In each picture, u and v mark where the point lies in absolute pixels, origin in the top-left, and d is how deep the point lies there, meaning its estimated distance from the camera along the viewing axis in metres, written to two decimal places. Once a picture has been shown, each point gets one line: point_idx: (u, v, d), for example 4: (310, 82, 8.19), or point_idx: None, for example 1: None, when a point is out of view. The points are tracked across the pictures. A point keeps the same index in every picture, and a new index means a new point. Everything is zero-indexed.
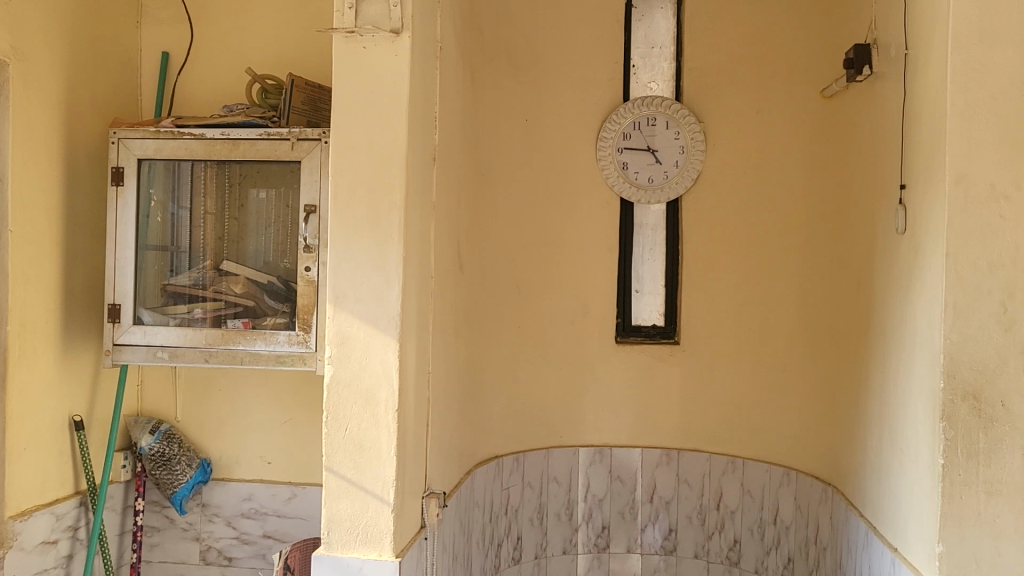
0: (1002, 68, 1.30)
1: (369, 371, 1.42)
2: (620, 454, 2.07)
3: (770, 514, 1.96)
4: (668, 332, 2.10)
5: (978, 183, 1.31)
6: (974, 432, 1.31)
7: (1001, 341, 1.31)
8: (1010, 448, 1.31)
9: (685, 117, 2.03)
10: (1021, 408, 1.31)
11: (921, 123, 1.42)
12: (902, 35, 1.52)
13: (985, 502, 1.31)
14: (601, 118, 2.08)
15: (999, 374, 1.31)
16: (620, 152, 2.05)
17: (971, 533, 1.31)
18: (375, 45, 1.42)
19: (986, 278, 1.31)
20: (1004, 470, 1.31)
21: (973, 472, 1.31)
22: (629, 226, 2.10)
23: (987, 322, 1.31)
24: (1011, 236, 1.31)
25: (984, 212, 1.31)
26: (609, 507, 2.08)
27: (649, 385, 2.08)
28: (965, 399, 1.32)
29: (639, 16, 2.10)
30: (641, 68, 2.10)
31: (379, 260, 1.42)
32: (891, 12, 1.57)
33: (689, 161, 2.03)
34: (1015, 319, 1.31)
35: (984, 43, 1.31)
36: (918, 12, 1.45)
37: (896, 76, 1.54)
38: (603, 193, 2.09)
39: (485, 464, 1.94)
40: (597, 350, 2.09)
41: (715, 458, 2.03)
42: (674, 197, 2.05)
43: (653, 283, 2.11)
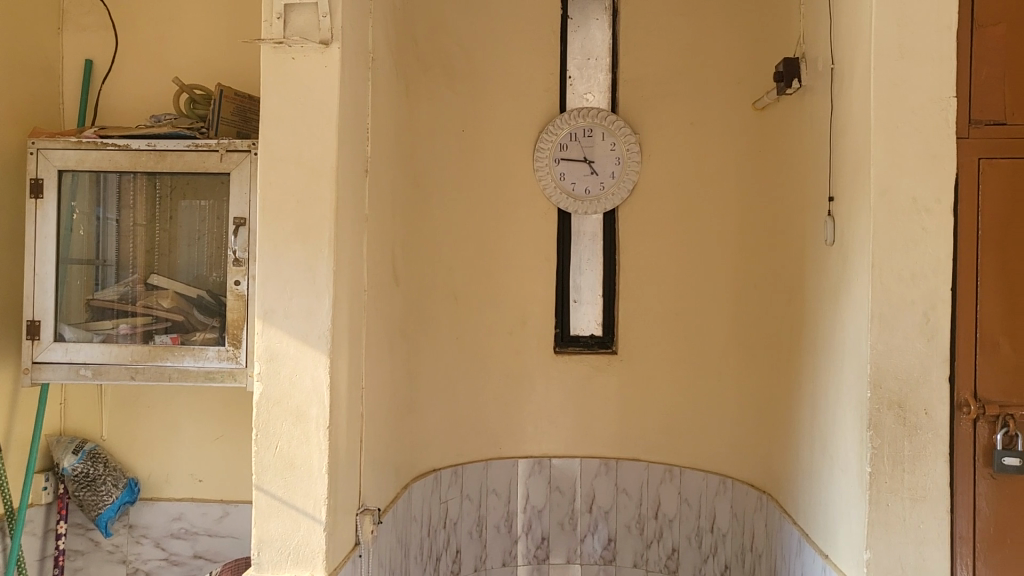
0: (923, 85, 1.34)
1: (300, 388, 1.40)
2: (559, 464, 2.07)
3: (707, 522, 1.98)
4: (606, 341, 2.11)
5: (901, 196, 1.34)
6: (899, 440, 1.34)
7: (924, 351, 1.34)
8: (934, 455, 1.34)
9: (621, 128, 2.04)
10: (944, 416, 1.34)
11: (847, 137, 1.45)
12: (828, 50, 1.55)
13: (910, 508, 1.34)
14: (538, 128, 2.08)
15: (923, 383, 1.34)
16: (557, 162, 2.06)
17: (896, 538, 1.34)
18: (305, 55, 1.40)
19: (909, 289, 1.34)
20: (929, 477, 1.34)
21: (899, 479, 1.34)
22: (567, 234, 2.11)
23: (911, 332, 1.34)
24: (933, 248, 1.34)
25: (906, 225, 1.34)
26: (548, 517, 2.08)
27: (587, 396, 2.08)
28: (890, 408, 1.34)
29: (575, 26, 2.11)
30: (578, 79, 2.11)
31: (310, 274, 1.40)
32: (817, 27, 1.60)
33: (625, 173, 2.05)
34: (937, 329, 1.33)
35: (905, 60, 1.34)
36: (844, 28, 1.48)
37: (823, 90, 1.57)
38: (540, 204, 2.08)
39: (422, 478, 1.92)
40: (535, 360, 2.09)
41: (652, 466, 2.04)
42: (611, 208, 2.06)
43: (592, 293, 2.12)
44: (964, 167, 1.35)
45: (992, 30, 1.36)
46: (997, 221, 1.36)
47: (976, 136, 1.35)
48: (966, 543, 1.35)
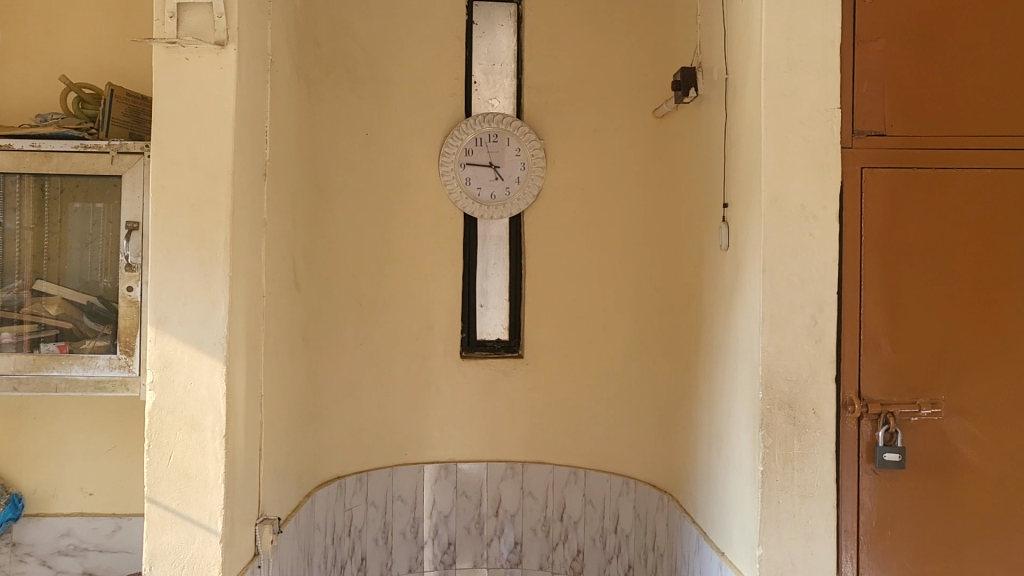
0: (810, 96, 1.39)
1: (194, 397, 1.36)
2: (465, 469, 2.07)
3: (611, 523, 2.02)
4: (513, 345, 2.12)
5: (790, 203, 1.38)
6: (789, 439, 1.39)
7: (812, 352, 1.39)
8: (822, 453, 1.39)
9: (526, 134, 2.06)
10: (831, 415, 1.39)
11: (740, 146, 1.50)
12: (722, 61, 1.60)
13: (799, 505, 1.39)
14: (443, 133, 2.08)
15: (811, 384, 1.39)
16: (462, 167, 2.06)
17: (787, 534, 1.38)
18: (198, 56, 1.37)
19: (798, 293, 1.38)
20: (816, 474, 1.39)
21: (789, 477, 1.39)
22: (473, 239, 2.11)
23: (800, 335, 1.38)
24: (820, 254, 1.39)
25: (796, 231, 1.39)
26: (454, 522, 2.07)
27: (493, 400, 2.09)
28: (780, 409, 1.39)
29: (480, 32, 2.12)
30: (483, 85, 2.12)
31: (204, 280, 1.36)
32: (712, 38, 1.65)
33: (530, 178, 2.06)
34: (824, 331, 1.39)
35: (792, 72, 1.39)
36: (736, 40, 1.53)
37: (718, 99, 1.62)
38: (446, 209, 2.08)
39: (326, 486, 1.90)
40: (442, 365, 2.08)
41: (557, 469, 2.07)
42: (516, 213, 2.08)
43: (498, 298, 2.12)
44: (848, 176, 1.41)
45: (872, 45, 1.42)
46: (879, 228, 1.42)
47: (859, 146, 1.42)
48: (850, 536, 1.41)
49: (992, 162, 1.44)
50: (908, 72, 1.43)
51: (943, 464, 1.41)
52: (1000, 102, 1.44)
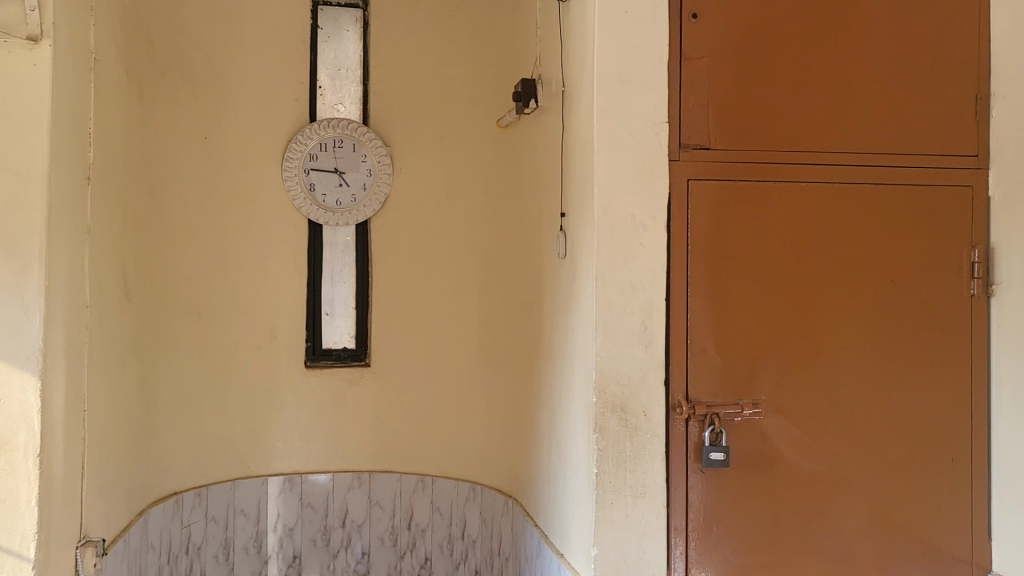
0: (639, 110, 1.44)
1: (4, 415, 1.27)
2: (311, 480, 2.03)
3: (458, 529, 2.05)
4: (359, 354, 2.08)
5: (620, 213, 1.43)
6: (622, 441, 1.43)
7: (642, 357, 1.44)
8: (652, 454, 1.44)
9: (372, 140, 2.05)
10: (660, 417, 1.45)
11: (575, 156, 1.54)
12: (560, 72, 1.64)
13: (632, 505, 1.43)
14: (286, 138, 2.03)
15: (642, 388, 1.44)
16: (307, 173, 2.02)
17: (620, 534, 1.43)
18: (8, 51, 1.28)
19: (629, 299, 1.43)
20: (647, 474, 1.44)
21: (621, 478, 1.43)
22: (318, 245, 2.05)
23: (631, 340, 1.43)
24: (650, 262, 1.44)
25: (627, 240, 1.44)
26: (300, 535, 2.03)
27: (339, 409, 2.06)
28: (613, 412, 1.43)
29: (326, 37, 2.07)
30: (328, 89, 2.07)
31: (15, 290, 1.27)
32: (551, 51, 1.69)
33: (376, 185, 2.05)
34: (653, 337, 1.44)
35: (623, 86, 1.44)
36: (572, 53, 1.57)
37: (556, 110, 1.66)
38: (289, 215, 2.04)
39: (160, 504, 1.84)
40: (285, 374, 2.03)
41: (405, 477, 2.06)
42: (363, 220, 2.05)
43: (344, 306, 2.07)
44: (675, 188, 1.47)
45: (698, 62, 1.48)
46: (705, 237, 1.48)
47: (685, 159, 1.47)
48: (680, 534, 1.46)
49: (809, 176, 1.51)
50: (733, 88, 1.49)
51: (765, 462, 1.49)
52: (818, 118, 1.52)
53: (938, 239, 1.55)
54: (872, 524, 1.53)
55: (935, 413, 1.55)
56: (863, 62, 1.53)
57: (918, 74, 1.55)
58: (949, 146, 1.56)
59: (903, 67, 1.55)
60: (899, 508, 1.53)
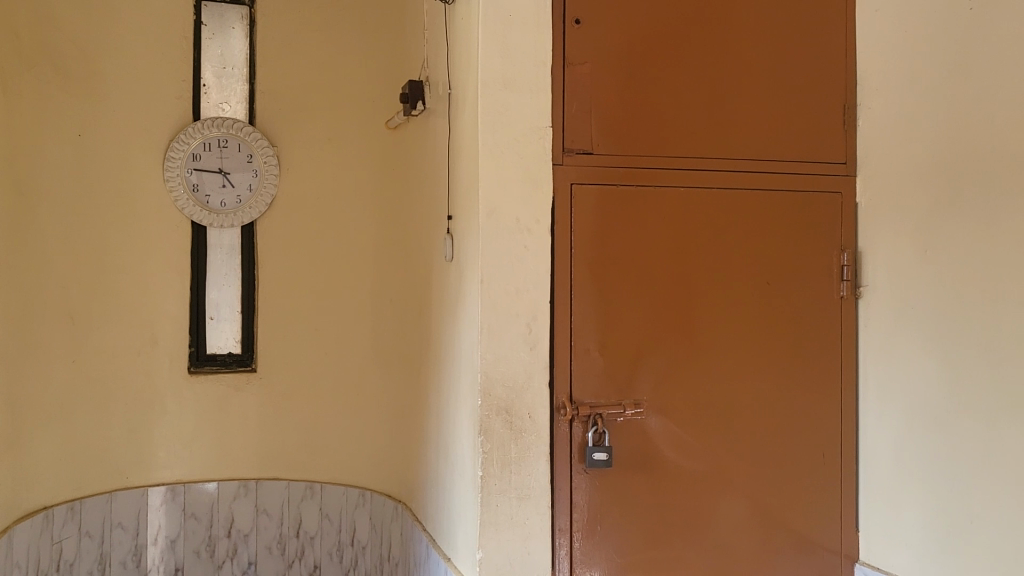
0: (522, 115, 1.45)
1: None
2: (194, 490, 1.97)
3: (347, 536, 2.02)
4: (246, 359, 2.02)
5: (505, 216, 1.44)
6: (506, 444, 1.44)
7: (527, 359, 1.45)
8: (537, 456, 1.45)
9: (258, 141, 2.01)
10: (545, 418, 1.46)
11: (460, 159, 1.55)
12: (446, 75, 1.64)
13: (517, 507, 1.44)
14: (168, 137, 1.97)
15: (527, 389, 1.45)
16: (190, 173, 1.96)
17: (506, 536, 1.43)
18: None
19: (514, 302, 1.44)
20: (532, 476, 1.45)
21: (506, 481, 1.43)
22: (201, 248, 1.99)
23: (516, 342, 1.44)
24: (534, 264, 1.45)
25: (511, 242, 1.44)
26: (182, 547, 1.96)
27: (224, 417, 2.00)
28: (498, 414, 1.43)
29: (210, 33, 2.01)
30: (213, 88, 2.01)
31: None
32: (437, 53, 1.69)
33: (262, 186, 2.01)
34: (538, 339, 1.45)
35: (507, 90, 1.44)
36: (457, 56, 1.57)
37: (443, 112, 1.66)
38: (171, 216, 1.97)
39: (26, 520, 1.75)
40: (167, 382, 1.96)
41: (293, 484, 2.02)
42: (249, 222, 2.01)
43: (230, 310, 2.01)
44: (559, 192, 1.48)
45: (580, 68, 1.49)
46: (588, 241, 1.50)
47: (569, 163, 1.49)
48: (564, 534, 1.47)
49: (688, 181, 1.55)
50: (616, 94, 1.51)
51: (646, 461, 1.52)
52: (697, 124, 1.56)
53: (811, 242, 1.62)
54: (750, 519, 1.58)
55: (807, 409, 1.61)
56: (740, 71, 1.58)
57: (790, 83, 1.61)
58: (820, 154, 1.63)
59: (776, 76, 1.60)
60: (775, 503, 1.59)
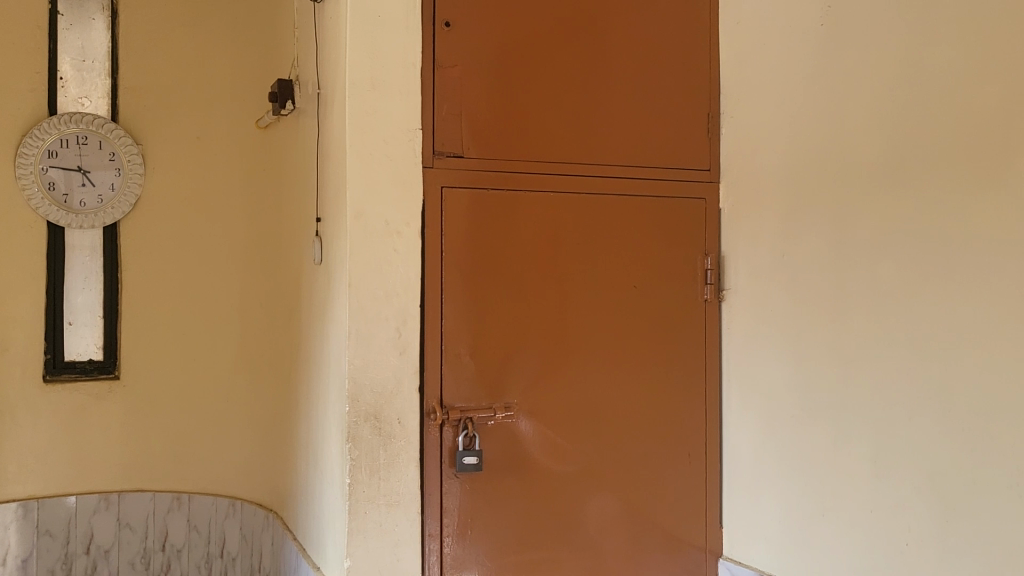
0: (391, 116, 1.42)
1: None
2: (50, 505, 1.87)
3: (216, 548, 1.98)
4: (107, 366, 1.94)
5: (374, 218, 1.40)
6: (375, 450, 1.40)
7: (396, 364, 1.42)
8: (406, 462, 1.43)
9: (121, 139, 1.94)
10: (414, 424, 1.44)
11: (329, 161, 1.52)
12: (315, 75, 1.61)
13: (386, 514, 1.41)
14: (19, 131, 1.85)
15: (396, 395, 1.42)
16: (45, 170, 1.86)
17: (375, 544, 1.40)
18: None
19: (382, 306, 1.41)
20: (401, 482, 1.42)
21: (375, 488, 1.40)
22: (58, 250, 1.89)
23: (385, 347, 1.41)
24: (403, 268, 1.43)
25: (379, 245, 1.41)
26: (34, 566, 1.85)
27: (84, 427, 1.91)
28: (367, 420, 1.40)
29: (68, 23, 1.91)
30: (71, 81, 1.91)
31: None
32: (306, 53, 1.67)
33: (126, 186, 1.94)
34: (408, 344, 1.43)
35: (375, 90, 1.41)
36: (326, 57, 1.55)
37: (312, 113, 1.63)
38: (23, 216, 1.86)
39: None
40: (20, 391, 1.86)
41: (159, 495, 1.96)
42: (112, 223, 1.93)
43: (89, 315, 1.92)
44: (429, 195, 1.46)
45: (450, 71, 1.48)
46: (460, 245, 1.48)
47: (439, 166, 1.47)
48: (434, 539, 1.46)
49: (558, 186, 1.57)
50: (486, 97, 1.51)
51: (517, 464, 1.52)
52: (567, 130, 1.58)
53: (677, 247, 1.66)
54: (619, 518, 1.61)
55: (674, 409, 1.66)
56: (609, 78, 1.61)
57: (658, 91, 1.65)
58: (685, 160, 1.68)
59: (644, 84, 1.64)
60: (644, 502, 1.63)
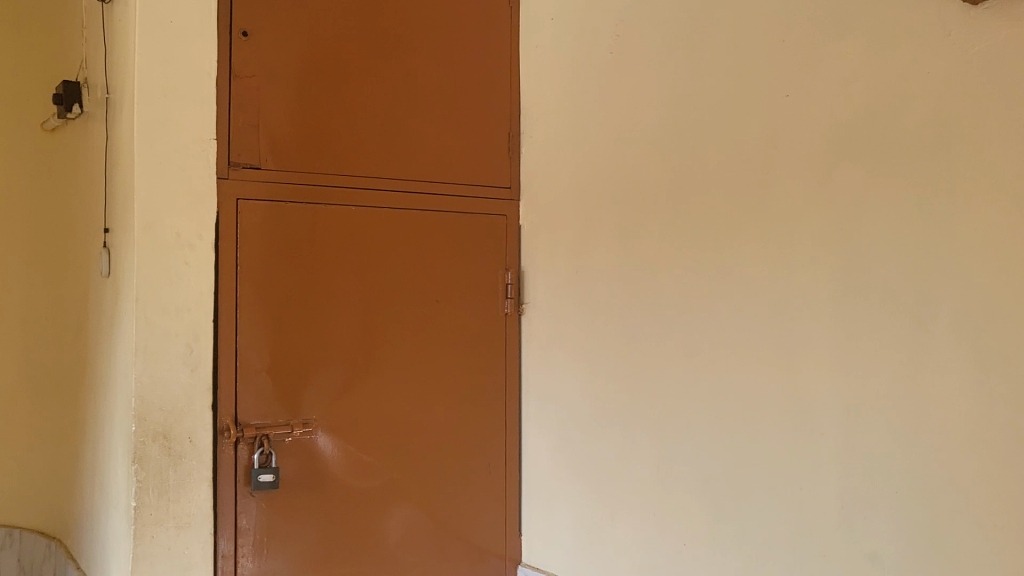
0: (184, 125, 1.38)
1: None
2: None
3: None
4: None
5: (164, 230, 1.35)
6: (163, 470, 1.34)
7: (187, 381, 1.37)
8: (197, 482, 1.38)
9: None
10: (206, 442, 1.39)
11: (118, 169, 1.45)
12: (104, 78, 1.54)
13: (175, 536, 1.35)
14: None
15: (186, 413, 1.37)
16: None
17: (162, 568, 1.34)
18: None
19: (172, 321, 1.36)
20: (192, 503, 1.37)
21: (163, 509, 1.34)
22: None
23: (175, 363, 1.36)
24: (196, 281, 1.38)
25: (170, 258, 1.36)
26: None
27: None
28: (155, 440, 1.34)
29: None
30: None
31: None
32: (95, 54, 1.59)
33: None
34: (200, 360, 1.39)
35: (167, 99, 1.36)
36: (115, 60, 1.48)
37: (101, 118, 1.56)
38: None
39: None
40: None
41: None
42: None
43: None
44: (223, 207, 1.42)
45: (248, 81, 1.45)
46: (256, 259, 1.45)
47: (235, 177, 1.44)
48: (228, 560, 1.42)
49: (358, 200, 1.57)
50: (286, 109, 1.49)
51: (317, 481, 1.51)
52: (369, 146, 1.59)
53: (479, 262, 1.71)
54: (421, 530, 1.63)
55: (475, 421, 1.70)
56: (412, 96, 1.63)
57: (460, 110, 1.69)
58: (487, 178, 1.73)
59: (447, 102, 1.68)
60: (446, 512, 1.66)
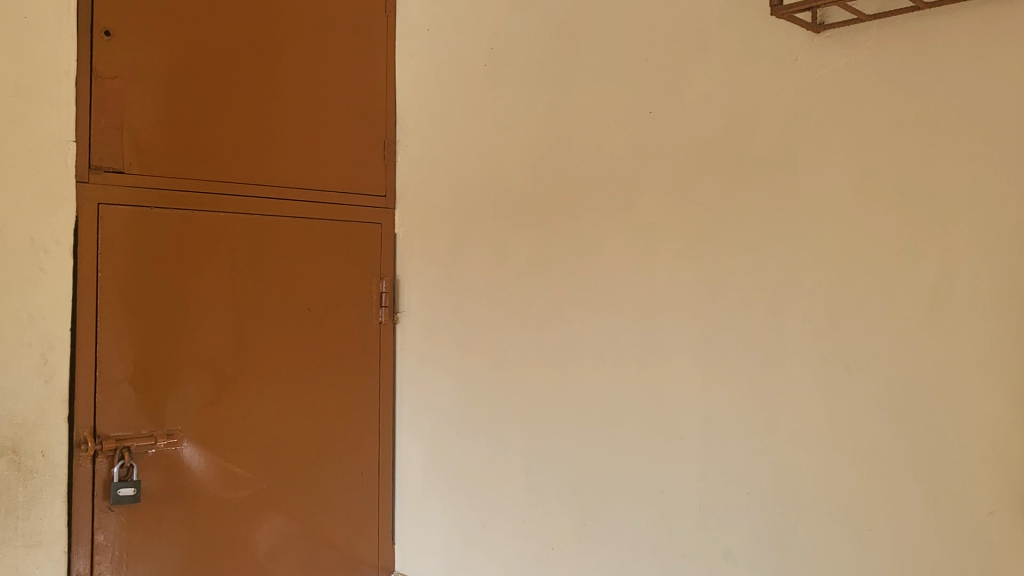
0: (39, 125, 1.31)
1: None
2: None
3: None
4: None
5: (16, 235, 1.29)
6: (12, 486, 1.28)
7: (40, 393, 1.31)
8: (50, 498, 1.32)
9: None
10: (60, 457, 1.33)
11: None
12: None
13: (24, 556, 1.29)
14: None
15: (39, 427, 1.31)
16: None
17: None
18: None
19: (24, 330, 1.29)
20: (43, 520, 1.31)
21: (11, 528, 1.28)
22: None
23: (27, 374, 1.29)
24: (51, 288, 1.32)
25: (22, 264, 1.29)
26: None
27: None
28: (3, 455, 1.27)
29: None
30: None
31: None
32: None
33: None
34: (55, 371, 1.33)
35: (21, 97, 1.30)
36: None
37: None
38: None
39: None
40: None
41: None
42: None
43: None
44: (83, 212, 1.37)
45: (111, 81, 1.40)
46: (119, 266, 1.41)
47: (96, 181, 1.39)
48: None
49: (228, 207, 1.54)
50: (152, 112, 1.45)
51: (184, 493, 1.47)
52: (240, 152, 1.56)
53: (354, 271, 1.70)
54: (292, 541, 1.62)
55: (348, 430, 1.70)
56: (285, 102, 1.62)
57: (335, 118, 1.69)
58: (361, 186, 1.72)
59: (321, 109, 1.67)
60: (318, 522, 1.65)
